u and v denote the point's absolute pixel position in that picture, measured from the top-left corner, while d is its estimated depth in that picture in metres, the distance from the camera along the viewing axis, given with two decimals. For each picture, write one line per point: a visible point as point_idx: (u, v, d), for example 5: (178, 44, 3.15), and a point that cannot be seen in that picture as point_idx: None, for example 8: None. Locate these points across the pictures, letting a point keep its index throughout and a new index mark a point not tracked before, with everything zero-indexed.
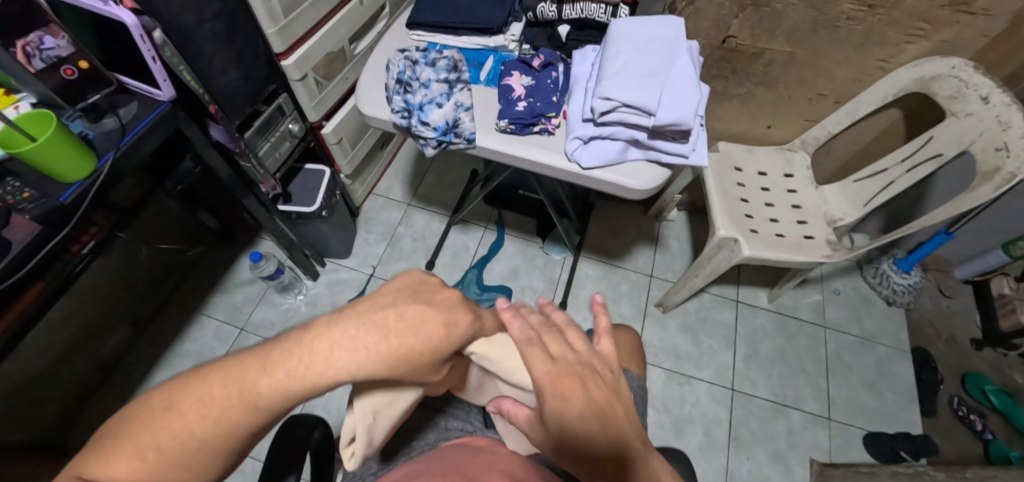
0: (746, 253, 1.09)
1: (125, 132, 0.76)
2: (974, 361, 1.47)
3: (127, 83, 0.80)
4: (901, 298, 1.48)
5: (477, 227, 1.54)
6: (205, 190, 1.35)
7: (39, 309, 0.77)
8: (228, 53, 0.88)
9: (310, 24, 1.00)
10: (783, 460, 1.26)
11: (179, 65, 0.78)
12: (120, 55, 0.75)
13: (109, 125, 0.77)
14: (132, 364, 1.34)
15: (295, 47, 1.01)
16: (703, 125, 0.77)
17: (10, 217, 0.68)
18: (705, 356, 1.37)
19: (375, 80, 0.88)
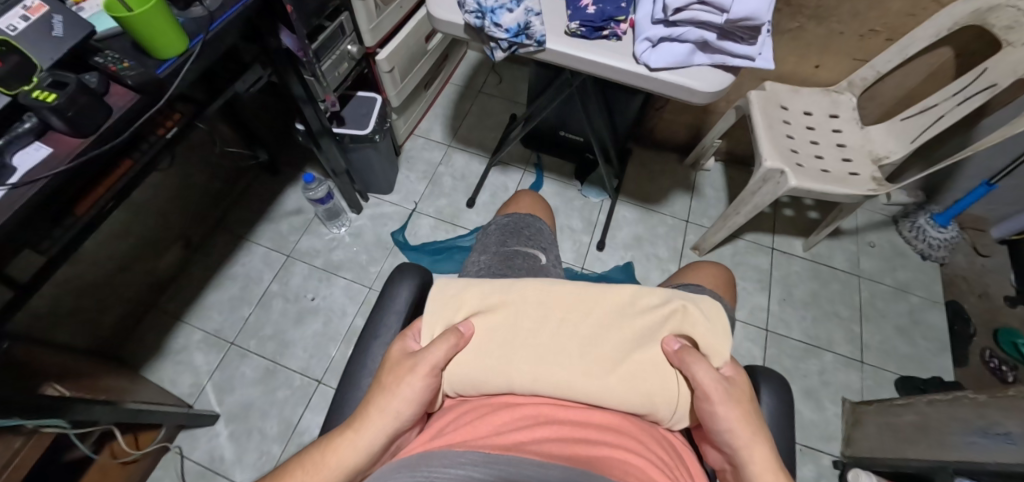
0: (792, 184, 1.11)
1: (214, 18, 0.80)
2: (1006, 317, 1.46)
3: None
4: (936, 251, 1.48)
5: (516, 169, 1.58)
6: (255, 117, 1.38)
7: (128, 186, 0.81)
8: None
9: None
10: (815, 397, 1.30)
11: None
12: None
13: (197, 12, 0.79)
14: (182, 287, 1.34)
15: None
16: (770, 30, 0.79)
17: (111, 85, 0.72)
18: (740, 297, 1.42)
19: None
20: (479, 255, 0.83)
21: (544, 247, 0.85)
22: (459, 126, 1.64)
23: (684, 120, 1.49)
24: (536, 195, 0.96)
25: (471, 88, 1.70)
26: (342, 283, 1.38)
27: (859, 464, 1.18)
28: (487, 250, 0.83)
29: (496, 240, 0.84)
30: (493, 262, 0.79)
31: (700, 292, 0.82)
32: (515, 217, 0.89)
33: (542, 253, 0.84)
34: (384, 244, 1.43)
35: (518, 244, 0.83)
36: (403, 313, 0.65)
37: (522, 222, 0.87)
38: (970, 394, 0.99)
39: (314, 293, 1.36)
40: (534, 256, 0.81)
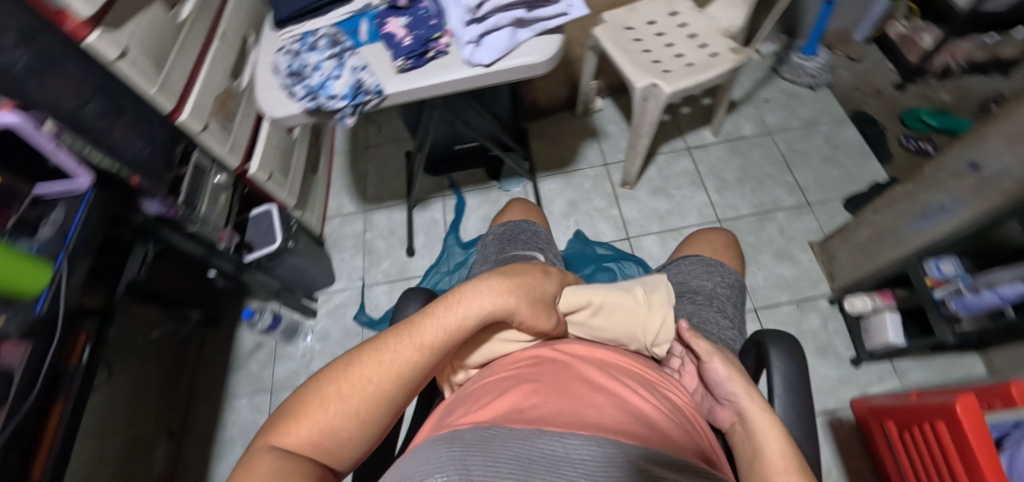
0: (668, 91, 1.16)
1: (66, 229, 0.78)
2: (905, 102, 1.57)
3: (43, 191, 0.81)
4: (820, 78, 1.59)
5: (435, 198, 1.58)
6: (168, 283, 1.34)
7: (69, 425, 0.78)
8: (124, 126, 0.85)
9: (185, 75, 0.97)
10: (788, 254, 1.37)
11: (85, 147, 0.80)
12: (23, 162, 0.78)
13: (47, 232, 0.77)
14: (188, 473, 1.29)
15: (183, 100, 0.97)
16: None
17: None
18: (684, 205, 1.47)
19: (267, 83, 0.89)
20: (481, 268, 0.85)
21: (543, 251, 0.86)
22: (365, 188, 1.63)
23: (557, 79, 1.52)
24: (527, 203, 0.99)
25: (358, 147, 1.70)
26: None
27: (850, 292, 1.24)
28: (487, 261, 0.84)
29: (494, 250, 0.86)
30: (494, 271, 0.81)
31: (698, 262, 0.92)
32: (509, 225, 0.91)
33: (541, 253, 0.85)
34: (354, 330, 1.42)
35: (517, 249, 0.84)
36: None
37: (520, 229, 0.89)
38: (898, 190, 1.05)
39: None
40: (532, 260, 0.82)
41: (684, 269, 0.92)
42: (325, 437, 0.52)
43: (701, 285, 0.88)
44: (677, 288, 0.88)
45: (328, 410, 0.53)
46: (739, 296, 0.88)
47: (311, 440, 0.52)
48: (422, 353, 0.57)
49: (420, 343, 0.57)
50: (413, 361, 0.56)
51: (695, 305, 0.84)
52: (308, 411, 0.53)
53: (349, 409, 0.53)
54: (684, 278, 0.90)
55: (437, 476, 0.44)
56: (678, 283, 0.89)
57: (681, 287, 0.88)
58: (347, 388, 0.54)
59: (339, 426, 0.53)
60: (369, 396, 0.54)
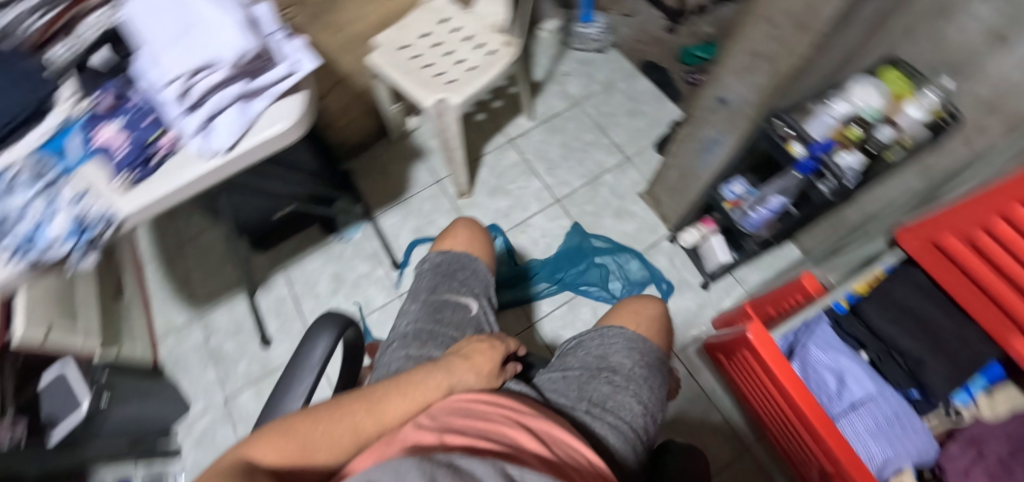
0: (458, 102, 1.19)
1: None
2: (676, 41, 1.79)
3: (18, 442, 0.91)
4: (605, 42, 1.74)
5: (277, 275, 1.46)
6: None
7: None
8: None
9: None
10: (624, 211, 1.47)
11: None
12: None
13: None
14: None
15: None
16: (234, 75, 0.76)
17: None
18: (524, 198, 1.50)
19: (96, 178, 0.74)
20: (414, 305, 1.03)
21: (474, 293, 1.06)
22: (193, 291, 1.45)
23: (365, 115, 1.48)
24: (470, 227, 1.17)
25: (169, 247, 1.50)
26: None
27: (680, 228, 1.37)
28: (422, 300, 1.04)
29: (428, 285, 1.06)
30: (426, 312, 1.01)
31: (620, 337, 0.88)
32: (446, 259, 1.10)
33: (473, 300, 1.05)
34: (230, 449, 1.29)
35: (453, 294, 1.05)
36: (319, 362, 0.75)
37: (465, 268, 1.08)
38: (820, 224, 1.26)
39: None
40: (463, 307, 1.01)
41: (604, 344, 0.87)
42: (290, 456, 0.49)
43: (619, 362, 0.84)
44: (594, 364, 0.83)
45: (298, 441, 0.50)
46: (656, 373, 0.86)
47: (266, 460, 0.48)
48: (383, 399, 0.58)
49: (406, 395, 0.59)
50: (395, 411, 0.57)
51: (614, 387, 0.79)
52: (282, 432, 0.51)
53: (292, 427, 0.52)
54: (604, 352, 0.85)
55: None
56: (598, 357, 0.84)
57: (599, 365, 0.84)
58: (307, 420, 0.52)
59: (276, 454, 0.49)
60: (322, 419, 0.53)
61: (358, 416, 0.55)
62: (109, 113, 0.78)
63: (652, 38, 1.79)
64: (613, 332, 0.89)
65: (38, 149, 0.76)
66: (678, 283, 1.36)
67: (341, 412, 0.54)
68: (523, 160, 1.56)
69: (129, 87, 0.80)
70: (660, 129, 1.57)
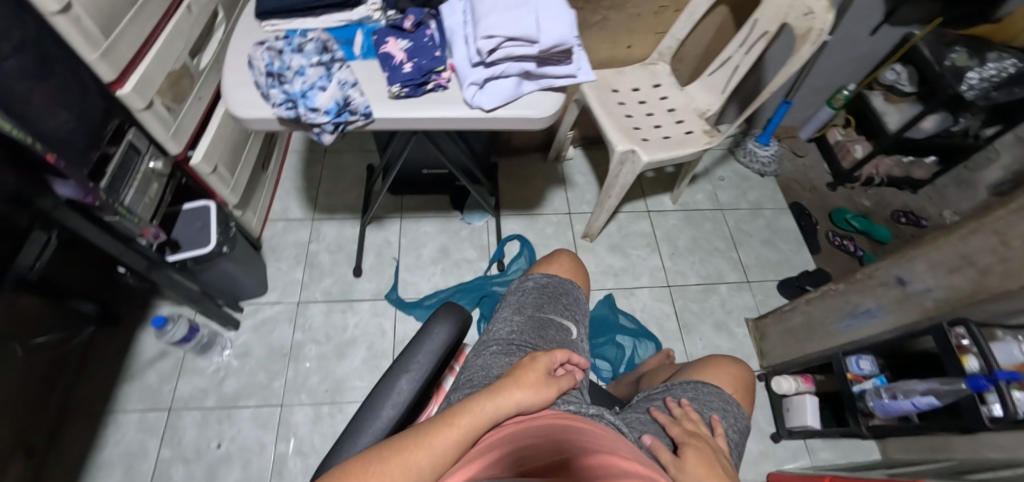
0: (644, 160, 1.22)
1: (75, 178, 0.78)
2: (834, 200, 1.80)
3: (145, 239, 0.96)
4: (771, 168, 1.76)
5: (392, 219, 1.50)
6: (122, 304, 1.33)
7: None
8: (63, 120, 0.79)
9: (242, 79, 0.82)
10: (726, 327, 1.44)
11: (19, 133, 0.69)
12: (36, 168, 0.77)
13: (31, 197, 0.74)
14: (62, 451, 1.17)
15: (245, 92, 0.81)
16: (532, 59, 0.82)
17: None
18: (638, 266, 1.50)
19: (371, 74, 0.85)
20: (512, 315, 0.85)
21: (577, 321, 0.89)
22: (316, 195, 1.52)
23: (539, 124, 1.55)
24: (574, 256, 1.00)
25: (315, 152, 1.59)
26: (247, 414, 1.23)
27: (777, 371, 1.33)
28: (521, 312, 0.86)
29: (532, 302, 0.87)
30: (526, 328, 0.82)
31: (712, 393, 0.88)
32: (553, 279, 0.93)
33: (574, 325, 0.88)
34: (280, 352, 1.31)
35: (555, 313, 0.87)
36: (437, 353, 0.69)
37: (570, 294, 0.91)
38: (915, 437, 1.21)
39: (220, 438, 1.20)
40: (567, 332, 0.84)
41: (697, 394, 0.87)
42: None
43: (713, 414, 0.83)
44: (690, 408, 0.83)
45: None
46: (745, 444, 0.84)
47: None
48: (432, 429, 0.58)
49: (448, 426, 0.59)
50: (440, 443, 0.57)
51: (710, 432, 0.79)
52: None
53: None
54: (694, 396, 0.87)
55: None
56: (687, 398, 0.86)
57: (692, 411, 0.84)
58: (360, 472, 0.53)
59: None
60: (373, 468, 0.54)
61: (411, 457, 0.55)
62: (408, 30, 0.88)
63: (811, 187, 1.81)
64: (705, 386, 0.90)
65: (328, 31, 0.89)
66: (750, 422, 1.32)
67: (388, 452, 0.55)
68: (653, 234, 1.57)
69: (426, 15, 0.89)
70: (790, 271, 1.56)
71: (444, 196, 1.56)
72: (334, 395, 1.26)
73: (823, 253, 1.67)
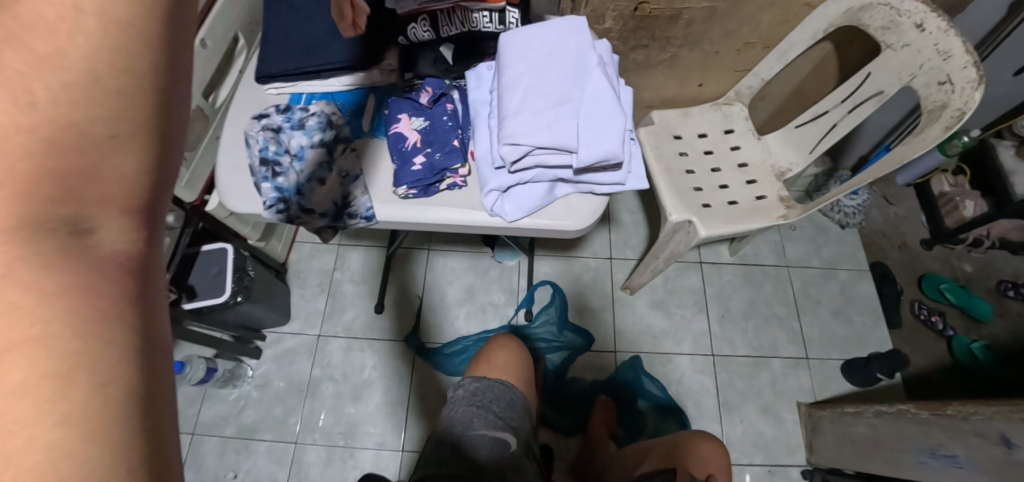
0: (703, 235, 1.03)
1: None
2: (927, 262, 1.57)
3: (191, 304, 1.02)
4: (853, 219, 1.52)
5: (418, 251, 1.42)
6: None
7: None
8: None
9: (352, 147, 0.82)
10: (773, 411, 1.30)
11: None
12: None
13: None
14: None
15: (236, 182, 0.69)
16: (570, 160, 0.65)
17: None
18: (681, 329, 1.36)
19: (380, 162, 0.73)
20: (440, 439, 0.76)
21: (515, 427, 0.80)
22: None
23: None
24: (511, 344, 0.94)
25: None
26: (262, 448, 1.23)
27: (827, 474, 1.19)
28: (449, 434, 0.76)
29: (461, 420, 0.78)
30: (454, 455, 0.72)
31: None
32: (484, 382, 0.85)
33: (511, 434, 0.78)
34: (299, 386, 1.28)
35: (486, 427, 0.77)
36: None
37: (504, 394, 0.84)
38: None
39: (236, 470, 1.21)
40: (501, 446, 0.74)
41: None
42: None
43: None
44: None
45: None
46: None
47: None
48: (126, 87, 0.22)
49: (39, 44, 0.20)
50: (120, 123, 0.22)
51: None
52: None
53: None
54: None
55: None
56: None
57: None
58: None
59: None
60: (9, 317, 0.21)
61: (105, 271, 0.23)
62: (424, 106, 0.72)
63: (900, 243, 1.59)
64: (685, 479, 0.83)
65: (334, 98, 0.73)
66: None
67: (52, 302, 0.22)
68: (703, 291, 1.41)
69: (447, 85, 0.74)
70: (861, 351, 1.37)
71: None
72: (346, 439, 1.23)
73: (904, 329, 1.45)
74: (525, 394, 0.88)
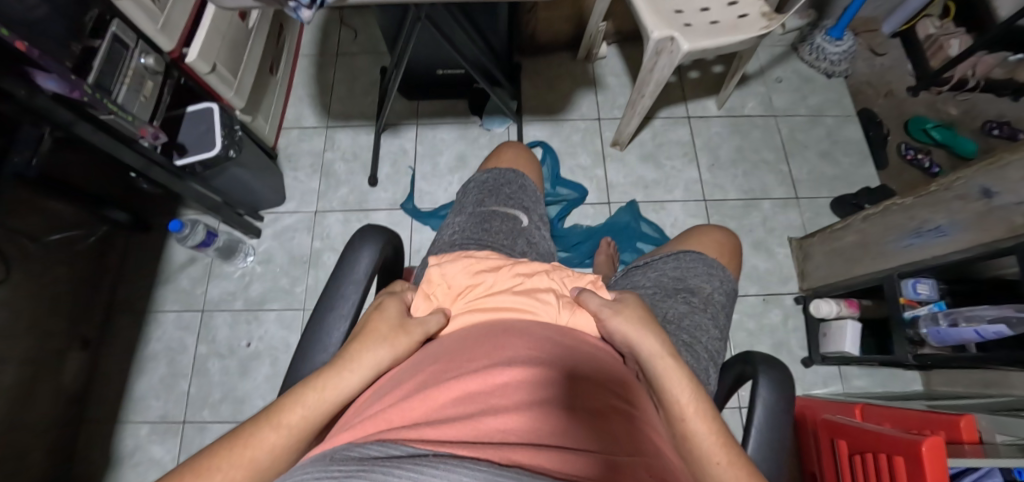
0: (685, 48, 1.03)
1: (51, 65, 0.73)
2: (913, 108, 1.58)
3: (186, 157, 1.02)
4: (839, 67, 1.51)
5: (407, 126, 1.42)
6: (147, 205, 1.35)
7: None
8: None
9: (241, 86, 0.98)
10: (765, 246, 1.34)
11: None
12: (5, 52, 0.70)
13: None
14: (113, 343, 1.26)
15: None
16: None
17: None
18: (672, 178, 1.38)
19: None
20: (456, 217, 0.79)
21: (528, 207, 0.81)
22: (329, 103, 1.45)
23: (565, 15, 1.37)
24: (521, 148, 0.91)
25: (327, 54, 1.49)
26: (272, 316, 1.27)
27: (818, 294, 1.23)
28: (464, 212, 0.79)
29: (473, 201, 0.80)
30: (470, 225, 0.76)
31: (698, 260, 0.80)
32: (494, 174, 0.84)
33: (523, 213, 0.80)
34: (300, 259, 1.31)
35: (498, 204, 0.79)
36: (365, 284, 0.60)
37: (514, 180, 0.83)
38: (968, 371, 1.10)
39: (249, 338, 1.26)
40: (514, 220, 0.76)
41: (681, 264, 0.80)
42: None
43: (698, 284, 0.76)
44: (670, 283, 0.76)
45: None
46: (732, 305, 0.79)
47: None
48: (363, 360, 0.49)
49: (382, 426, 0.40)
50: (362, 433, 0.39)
51: (690, 307, 0.73)
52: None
53: (239, 467, 0.40)
54: (683, 274, 0.78)
55: None
56: (675, 278, 0.77)
57: (675, 285, 0.77)
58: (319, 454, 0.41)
59: None
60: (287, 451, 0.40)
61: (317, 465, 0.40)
62: None
63: (886, 91, 1.59)
64: (694, 254, 0.82)
65: None
66: (782, 347, 1.25)
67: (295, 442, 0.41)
68: (692, 143, 1.42)
69: None
70: (849, 188, 1.40)
71: (461, 102, 1.45)
72: None
73: (891, 167, 1.47)
74: (535, 182, 0.89)
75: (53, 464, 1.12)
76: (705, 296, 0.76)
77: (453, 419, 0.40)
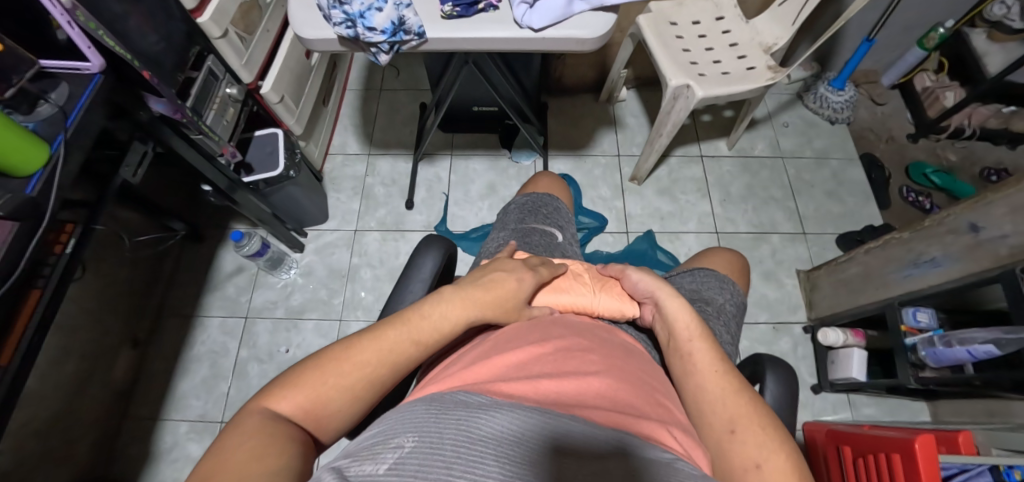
0: (699, 95, 1.16)
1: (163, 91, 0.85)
2: (913, 153, 1.68)
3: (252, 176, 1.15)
4: (842, 115, 1.63)
5: (441, 155, 1.55)
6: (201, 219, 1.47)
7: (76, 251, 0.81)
8: (140, 14, 0.81)
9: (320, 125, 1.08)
10: (774, 277, 1.42)
11: (98, 30, 0.73)
12: (131, 81, 0.83)
13: (46, 111, 0.73)
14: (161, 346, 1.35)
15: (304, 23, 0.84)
16: None
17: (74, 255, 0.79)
18: (686, 211, 1.48)
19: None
20: (499, 232, 0.90)
21: (562, 226, 0.91)
22: (371, 133, 1.59)
23: (589, 62, 1.52)
24: (554, 176, 1.02)
25: (371, 89, 1.65)
26: (310, 325, 1.36)
27: (825, 323, 1.30)
28: (506, 227, 0.89)
29: (514, 218, 0.91)
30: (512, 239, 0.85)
31: (712, 276, 0.89)
32: (532, 196, 0.95)
33: (558, 230, 0.90)
34: (339, 272, 1.42)
35: (536, 222, 0.89)
36: (429, 280, 0.69)
37: (550, 203, 0.94)
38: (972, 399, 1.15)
39: (287, 345, 1.34)
40: (551, 236, 0.86)
41: (698, 280, 0.88)
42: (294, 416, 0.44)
43: (713, 296, 0.85)
44: (688, 295, 0.85)
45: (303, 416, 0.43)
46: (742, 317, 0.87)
47: (296, 414, 0.45)
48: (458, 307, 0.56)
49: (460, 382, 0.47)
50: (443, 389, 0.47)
51: (705, 315, 0.81)
52: (304, 383, 0.46)
53: (344, 376, 0.47)
54: (698, 287, 0.87)
55: (410, 436, 0.38)
56: (691, 290, 0.86)
57: (692, 297, 0.85)
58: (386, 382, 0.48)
59: (304, 414, 0.45)
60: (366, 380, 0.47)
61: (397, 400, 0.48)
62: None
63: (887, 137, 1.70)
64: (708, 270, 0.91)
65: None
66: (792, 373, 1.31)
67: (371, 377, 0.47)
68: (705, 179, 1.53)
69: None
70: (853, 225, 1.49)
71: (492, 136, 1.58)
72: None
73: (893, 208, 1.56)
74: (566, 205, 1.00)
75: (98, 457, 1.19)
76: (721, 307, 0.84)
77: (520, 379, 0.47)
